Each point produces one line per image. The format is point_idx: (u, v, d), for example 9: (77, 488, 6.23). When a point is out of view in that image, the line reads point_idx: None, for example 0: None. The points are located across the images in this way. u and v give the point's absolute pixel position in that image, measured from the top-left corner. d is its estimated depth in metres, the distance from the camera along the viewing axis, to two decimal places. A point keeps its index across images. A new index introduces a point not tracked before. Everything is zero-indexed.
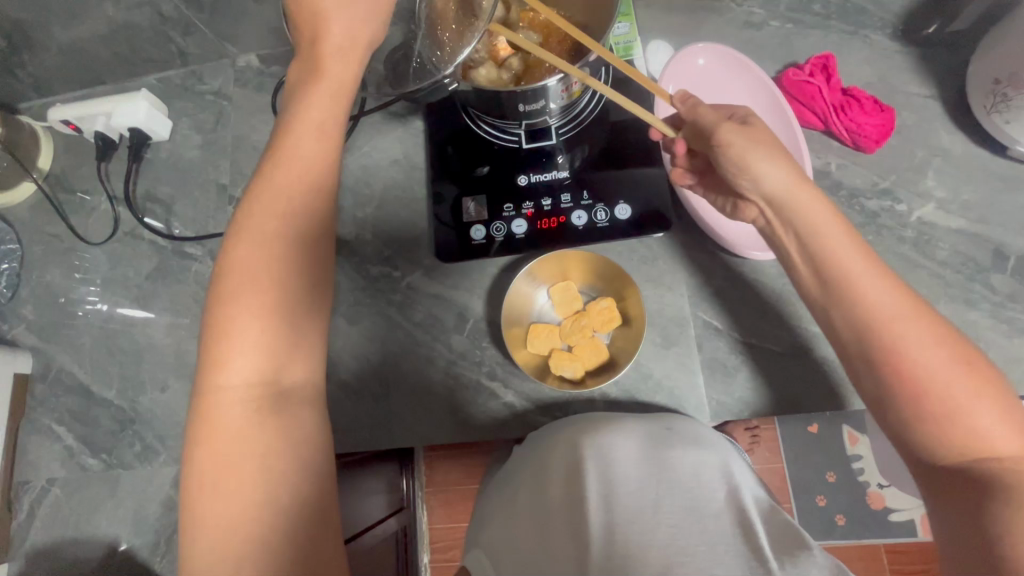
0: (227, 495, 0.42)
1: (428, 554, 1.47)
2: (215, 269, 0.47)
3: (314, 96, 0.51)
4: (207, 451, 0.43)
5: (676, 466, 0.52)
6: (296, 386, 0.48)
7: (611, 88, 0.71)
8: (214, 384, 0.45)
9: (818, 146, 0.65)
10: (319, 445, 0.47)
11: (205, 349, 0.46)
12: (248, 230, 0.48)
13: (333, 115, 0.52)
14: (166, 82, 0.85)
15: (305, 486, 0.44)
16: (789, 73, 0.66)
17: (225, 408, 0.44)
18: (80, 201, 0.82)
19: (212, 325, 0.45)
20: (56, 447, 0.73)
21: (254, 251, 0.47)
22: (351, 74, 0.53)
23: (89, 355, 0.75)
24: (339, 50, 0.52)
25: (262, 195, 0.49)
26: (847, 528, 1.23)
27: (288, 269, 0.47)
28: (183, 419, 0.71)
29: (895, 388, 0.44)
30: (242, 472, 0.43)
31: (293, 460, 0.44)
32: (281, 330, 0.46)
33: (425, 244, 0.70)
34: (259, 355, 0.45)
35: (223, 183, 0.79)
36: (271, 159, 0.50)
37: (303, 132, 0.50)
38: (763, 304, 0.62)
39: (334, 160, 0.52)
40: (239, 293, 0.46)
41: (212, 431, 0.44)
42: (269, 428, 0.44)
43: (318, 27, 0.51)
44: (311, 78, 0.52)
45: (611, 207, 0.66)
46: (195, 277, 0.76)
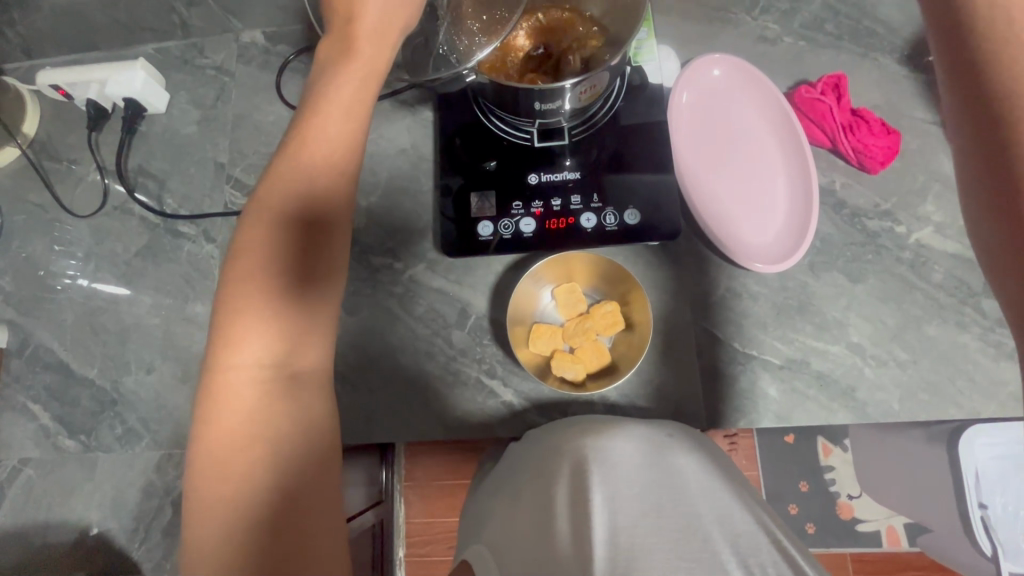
0: (232, 477, 0.41)
1: (404, 547, 1.46)
2: (230, 249, 0.47)
3: (344, 75, 0.50)
4: (212, 433, 0.42)
5: (679, 474, 0.52)
6: (307, 370, 0.47)
7: (626, 89, 0.70)
8: (224, 366, 0.44)
9: (824, 164, 0.67)
10: (326, 430, 0.45)
11: (216, 330, 0.45)
12: (265, 211, 0.47)
13: (361, 100, 0.50)
14: (164, 53, 0.82)
15: (310, 470, 0.43)
16: (801, 89, 0.67)
17: (232, 389, 0.43)
18: (67, 170, 0.79)
19: (224, 306, 0.45)
20: (31, 426, 0.70)
21: (269, 232, 0.47)
22: (384, 59, 0.52)
23: (70, 331, 0.72)
24: (374, 33, 0.50)
25: (280, 176, 0.48)
26: (817, 536, 1.26)
27: (305, 254, 0.47)
28: (167, 402, 0.68)
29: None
30: (247, 453, 0.42)
31: (300, 440, 0.43)
32: (295, 316, 0.46)
33: (429, 235, 0.69)
34: (272, 337, 0.45)
35: (221, 162, 0.77)
36: (293, 139, 0.49)
37: (329, 111, 0.49)
38: (765, 316, 0.63)
39: (359, 146, 0.50)
40: (252, 274, 0.45)
41: (217, 413, 0.43)
42: (277, 411, 0.43)
43: (354, 7, 0.50)
44: (344, 57, 0.50)
45: (620, 211, 0.66)
46: (186, 257, 0.73)
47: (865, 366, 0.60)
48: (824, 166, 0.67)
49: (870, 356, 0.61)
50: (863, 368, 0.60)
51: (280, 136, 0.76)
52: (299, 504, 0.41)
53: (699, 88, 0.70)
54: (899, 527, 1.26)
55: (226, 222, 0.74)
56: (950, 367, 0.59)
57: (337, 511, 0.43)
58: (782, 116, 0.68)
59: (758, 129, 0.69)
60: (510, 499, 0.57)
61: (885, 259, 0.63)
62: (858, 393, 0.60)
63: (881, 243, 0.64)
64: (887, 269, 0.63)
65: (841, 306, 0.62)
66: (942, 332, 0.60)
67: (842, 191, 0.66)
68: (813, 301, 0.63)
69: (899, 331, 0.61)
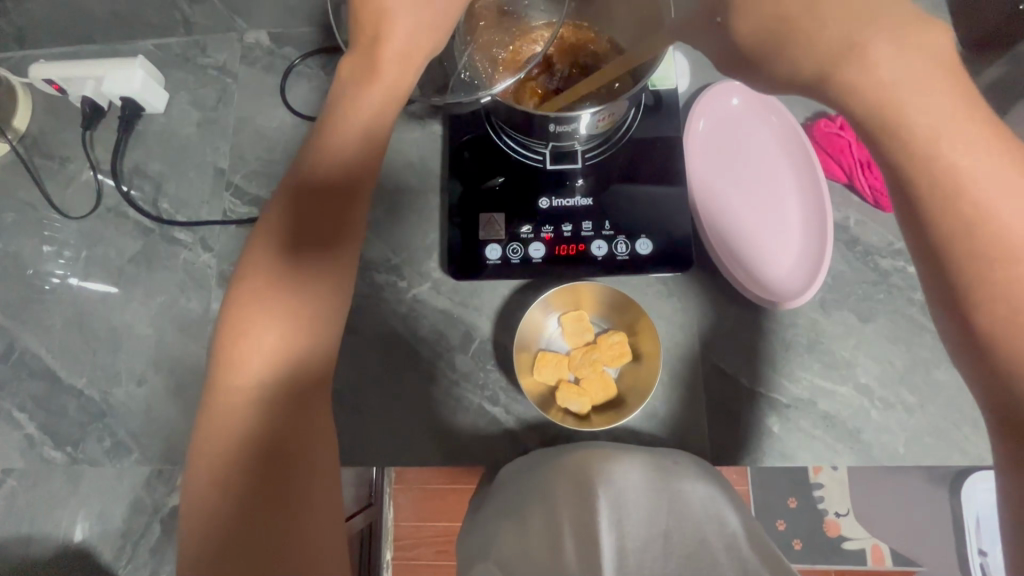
0: (229, 500, 0.41)
1: (391, 550, 1.45)
2: (238, 269, 0.47)
3: (363, 95, 0.48)
4: (211, 454, 0.42)
5: (684, 498, 0.52)
6: (309, 394, 0.45)
7: (642, 116, 0.69)
8: (225, 387, 0.44)
9: (839, 199, 0.66)
10: (325, 458, 0.44)
11: (220, 350, 0.45)
12: (278, 232, 0.47)
13: (378, 123, 0.49)
14: (164, 49, 0.79)
15: (307, 499, 0.41)
16: (821, 123, 0.67)
17: (232, 411, 0.43)
18: (59, 168, 0.76)
19: (229, 326, 0.45)
20: (16, 434, 0.67)
21: (275, 255, 0.46)
22: (407, 79, 0.50)
23: (59, 337, 0.70)
24: (399, 53, 0.48)
25: (291, 199, 0.47)
26: (802, 553, 1.27)
27: (314, 280, 0.46)
28: (158, 416, 0.67)
29: (994, 269, 0.34)
30: (241, 477, 0.41)
31: (299, 472, 0.42)
32: (301, 341, 0.45)
33: (435, 254, 0.68)
34: (274, 360, 0.44)
35: (221, 167, 0.74)
36: (306, 160, 0.48)
37: (345, 134, 0.48)
38: (773, 353, 0.62)
39: (372, 166, 0.49)
40: (257, 296, 0.45)
41: (215, 433, 0.43)
42: (275, 438, 0.42)
43: (380, 26, 0.48)
44: (365, 77, 0.48)
45: (632, 240, 0.64)
46: (182, 265, 0.71)
47: (872, 408, 0.60)
48: (839, 201, 0.66)
49: (877, 398, 0.60)
50: (870, 410, 0.60)
51: (283, 143, 0.74)
52: (295, 533, 0.40)
53: (717, 116, 0.69)
54: (883, 546, 1.27)
55: (224, 230, 0.72)
56: (956, 412, 0.59)
57: (332, 548, 0.41)
58: (800, 149, 0.67)
59: (772, 157, 0.68)
60: (508, 519, 0.55)
61: (896, 299, 0.63)
62: (864, 435, 0.59)
63: (893, 283, 0.63)
64: (898, 309, 0.62)
65: (850, 345, 0.62)
66: (950, 376, 0.60)
67: (855, 228, 0.65)
68: (822, 339, 0.62)
69: (906, 373, 0.61)
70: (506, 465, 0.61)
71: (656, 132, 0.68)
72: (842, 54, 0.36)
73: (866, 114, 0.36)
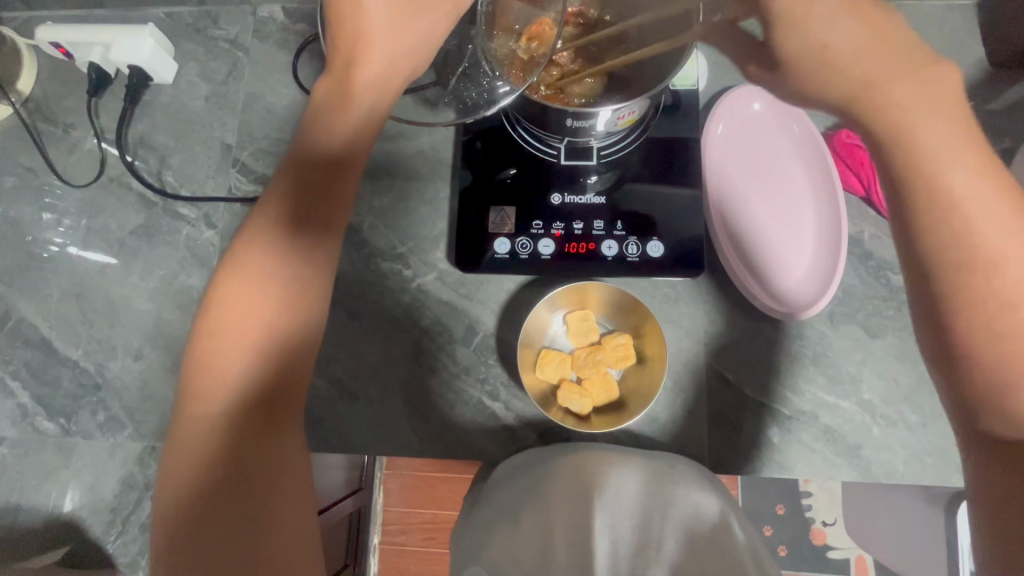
0: (198, 513, 0.42)
1: (379, 535, 1.46)
2: (205, 298, 0.48)
3: (337, 118, 0.49)
4: (178, 475, 0.44)
5: (678, 502, 0.52)
6: (278, 411, 0.46)
7: (661, 117, 0.67)
8: (193, 412, 0.45)
9: (854, 213, 0.65)
10: (293, 468, 0.45)
11: (188, 377, 0.46)
12: (248, 254, 0.47)
13: (356, 148, 0.50)
14: (175, 18, 0.77)
15: (277, 505, 0.43)
16: (842, 133, 0.66)
17: (201, 426, 0.45)
18: (62, 134, 0.74)
19: (196, 355, 0.46)
20: (9, 403, 0.67)
21: (241, 284, 0.47)
22: (382, 107, 0.51)
23: (56, 308, 0.69)
24: (375, 77, 0.49)
25: (261, 228, 0.48)
26: (787, 559, 1.27)
27: (283, 301, 0.47)
28: (155, 393, 0.66)
29: (969, 278, 0.39)
30: (209, 487, 0.43)
31: (265, 483, 0.43)
32: (271, 358, 0.47)
33: (443, 245, 0.67)
34: (241, 384, 0.46)
35: (229, 143, 0.73)
36: (280, 187, 0.49)
37: (318, 159, 0.49)
38: (779, 364, 0.61)
39: (347, 191, 0.50)
40: (224, 325, 0.46)
41: (185, 446, 0.44)
42: (245, 446, 0.44)
43: (357, 49, 0.48)
44: (339, 100, 0.49)
45: (643, 241, 0.64)
46: (185, 241, 0.70)
47: (874, 424, 0.60)
48: (854, 214, 0.65)
49: (880, 415, 0.60)
50: (872, 426, 0.60)
51: (292, 123, 0.73)
52: (264, 539, 0.42)
53: (738, 121, 0.68)
54: (868, 557, 1.27)
55: (229, 208, 0.71)
56: None
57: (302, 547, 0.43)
58: (819, 159, 0.66)
59: (791, 168, 0.67)
60: (506, 518, 0.55)
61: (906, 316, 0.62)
62: (864, 451, 0.59)
63: (903, 300, 0.63)
64: (907, 327, 0.62)
65: (856, 360, 0.61)
66: None
67: (869, 242, 0.64)
68: (828, 353, 0.62)
69: (911, 393, 0.60)
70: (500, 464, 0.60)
71: (673, 133, 0.67)
72: (863, 89, 0.41)
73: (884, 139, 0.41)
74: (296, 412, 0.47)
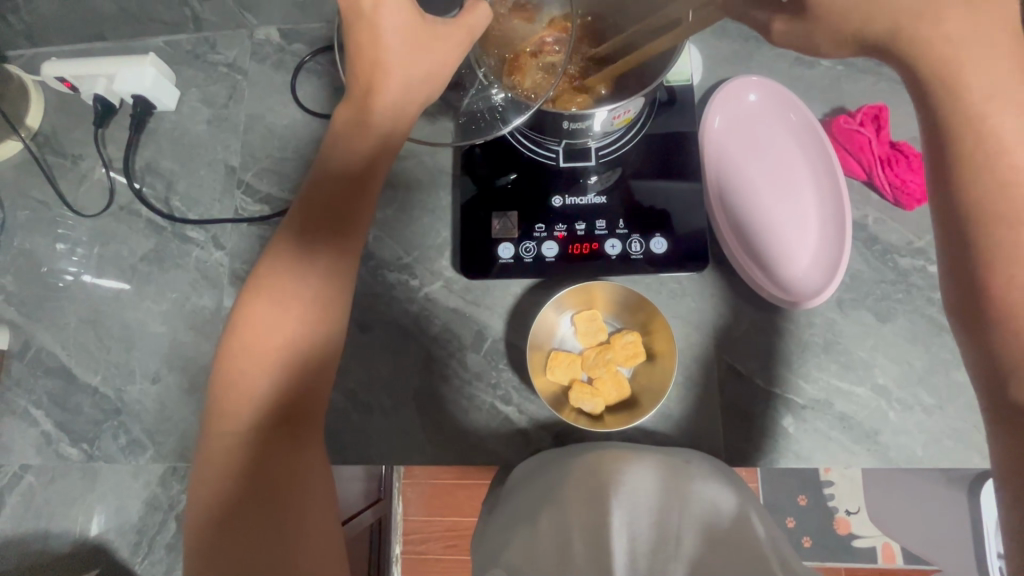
0: (219, 522, 0.43)
1: (401, 544, 1.46)
2: (230, 318, 0.49)
3: (354, 145, 0.50)
4: (207, 488, 0.45)
5: (692, 497, 0.52)
6: (302, 428, 0.47)
7: (657, 113, 0.68)
8: (221, 428, 0.46)
9: (858, 197, 0.65)
10: (316, 479, 0.46)
11: (215, 395, 0.47)
12: (271, 276, 0.49)
13: (372, 169, 0.51)
14: (174, 46, 0.79)
15: (300, 516, 0.44)
16: (840, 119, 0.65)
17: (225, 445, 0.46)
18: (71, 166, 0.76)
19: (223, 372, 0.47)
20: (31, 432, 0.68)
21: (265, 304, 0.48)
22: (397, 130, 0.52)
23: (74, 336, 0.70)
24: (392, 102, 0.50)
25: (281, 251, 0.49)
26: (813, 550, 1.27)
27: (305, 320, 0.48)
28: (173, 414, 0.67)
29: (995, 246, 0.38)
30: (236, 498, 0.44)
31: (290, 495, 0.44)
32: (293, 380, 0.48)
33: (448, 253, 0.67)
34: (266, 402, 0.47)
35: (232, 165, 0.74)
36: (301, 210, 0.50)
37: (336, 183, 0.50)
38: (789, 353, 0.61)
39: (365, 209, 0.51)
40: (248, 344, 0.47)
41: (212, 460, 0.46)
42: (269, 469, 0.45)
43: (375, 78, 0.49)
44: (357, 129, 0.50)
45: (646, 239, 0.64)
46: (194, 264, 0.71)
47: (890, 409, 0.59)
48: (858, 199, 0.65)
49: (895, 400, 0.59)
50: (887, 411, 0.59)
51: (294, 142, 0.74)
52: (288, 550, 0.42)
53: (733, 115, 0.68)
54: (894, 543, 1.27)
55: (236, 228, 0.72)
56: (978, 414, 0.58)
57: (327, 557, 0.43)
58: (819, 147, 0.66)
59: (790, 157, 0.67)
60: (525, 522, 0.55)
61: (916, 298, 0.62)
62: (882, 437, 0.59)
63: (912, 282, 0.62)
64: (918, 309, 0.61)
65: (867, 345, 0.61)
66: None
67: (874, 226, 0.64)
68: (839, 340, 0.61)
69: (926, 375, 0.60)
70: (517, 466, 0.61)
71: (671, 130, 0.67)
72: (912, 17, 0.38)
73: (927, 73, 0.39)
74: (317, 432, 0.48)
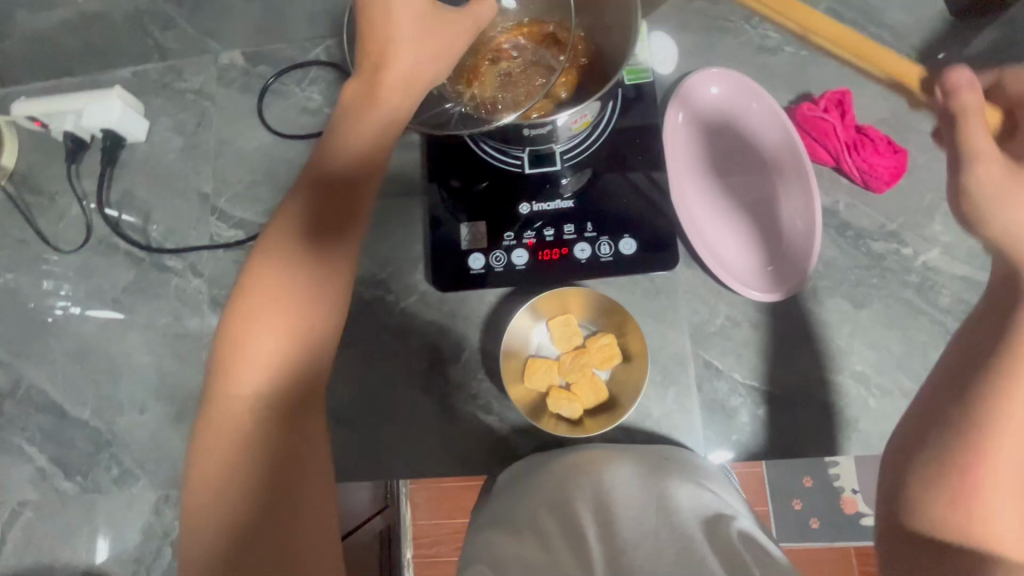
0: (224, 486, 0.44)
1: (412, 549, 1.48)
2: (237, 281, 0.49)
3: (361, 120, 0.50)
4: (210, 449, 0.46)
5: (670, 492, 0.52)
6: (307, 409, 0.48)
7: (621, 112, 0.67)
8: (224, 391, 0.47)
9: (827, 184, 0.64)
10: (319, 460, 0.47)
11: (220, 355, 0.47)
12: (279, 245, 0.49)
13: (378, 145, 0.51)
14: (141, 76, 0.79)
15: (304, 493, 0.45)
16: (804, 106, 0.64)
17: (232, 410, 0.46)
18: (49, 203, 0.77)
19: (229, 334, 0.48)
20: (28, 467, 0.70)
21: (272, 272, 0.48)
22: (404, 107, 0.52)
23: (63, 372, 0.72)
24: (400, 78, 0.50)
25: (288, 220, 0.49)
26: (820, 531, 1.29)
27: (315, 296, 0.48)
28: (162, 443, 0.68)
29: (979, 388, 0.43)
30: (242, 467, 0.45)
31: (296, 472, 0.46)
32: (296, 358, 0.48)
33: (422, 267, 0.68)
34: (272, 376, 0.47)
35: (205, 192, 0.75)
36: (306, 179, 0.50)
37: (339, 157, 0.50)
38: (766, 345, 0.61)
39: (371, 185, 0.51)
40: (257, 310, 0.47)
41: (217, 424, 0.46)
42: (277, 440, 0.46)
43: (386, 53, 0.50)
44: (365, 103, 0.51)
45: (615, 240, 0.64)
46: (174, 292, 0.72)
47: (869, 396, 0.59)
48: (827, 185, 0.64)
49: (874, 386, 0.59)
50: (867, 398, 0.59)
51: (265, 165, 0.74)
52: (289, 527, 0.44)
53: (697, 108, 0.67)
54: None
55: (212, 255, 0.72)
56: None
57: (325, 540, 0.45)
58: (783, 137, 0.65)
59: (756, 146, 0.66)
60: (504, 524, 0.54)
61: (891, 283, 0.61)
62: (862, 424, 0.59)
63: (886, 266, 0.62)
64: (893, 294, 0.61)
65: (844, 333, 0.61)
66: None
67: (845, 212, 0.63)
68: (816, 329, 0.61)
69: (903, 359, 0.59)
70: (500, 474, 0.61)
71: (636, 127, 0.67)
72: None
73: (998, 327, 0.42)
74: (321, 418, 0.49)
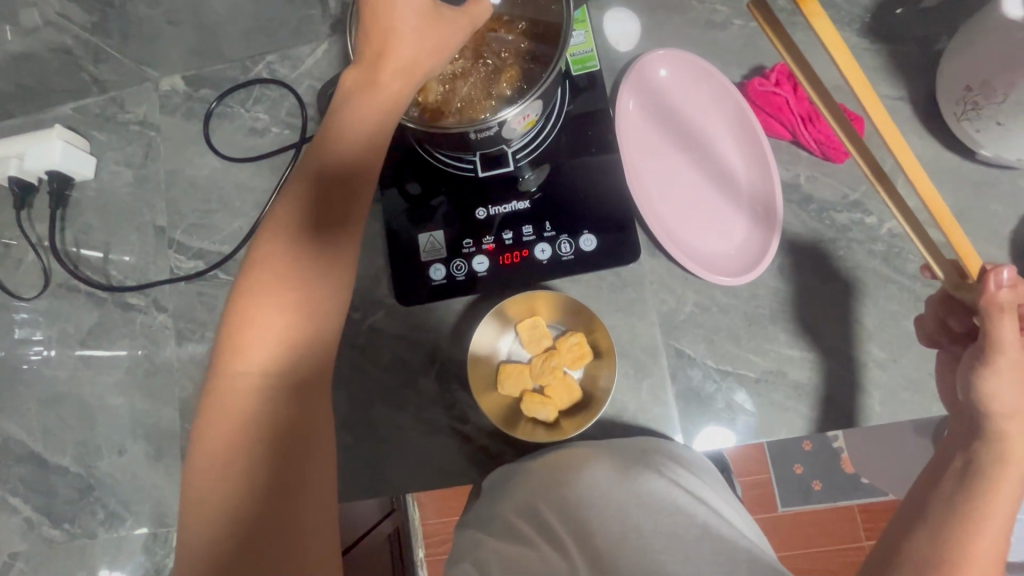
0: (225, 471, 0.43)
1: (423, 549, 1.49)
2: (243, 262, 0.48)
3: (360, 108, 0.48)
4: (213, 429, 0.44)
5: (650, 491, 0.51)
6: (311, 408, 0.46)
7: (570, 106, 0.66)
8: (229, 373, 0.45)
9: (786, 158, 0.63)
10: (322, 460, 0.46)
11: (227, 335, 0.46)
12: (282, 235, 0.47)
13: (375, 136, 0.49)
14: (83, 112, 0.77)
15: (303, 492, 0.44)
16: (755, 82, 0.63)
17: (236, 393, 0.45)
18: (3, 251, 0.75)
19: (235, 315, 0.46)
20: (15, 519, 0.70)
21: (276, 259, 0.47)
22: (404, 96, 0.50)
23: (37, 421, 0.71)
24: (402, 65, 0.48)
25: (291, 205, 0.48)
26: (823, 493, 1.29)
27: (317, 292, 0.47)
28: (145, 483, 0.68)
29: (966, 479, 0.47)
30: (244, 457, 0.44)
31: (298, 469, 0.44)
32: (301, 353, 0.47)
33: (384, 282, 0.66)
34: (275, 367, 0.46)
35: (161, 226, 0.73)
36: (307, 164, 0.49)
37: (337, 145, 0.48)
38: (736, 328, 0.61)
39: (369, 179, 0.50)
40: (264, 296, 0.46)
41: (222, 406, 0.45)
42: (281, 431, 0.45)
43: (388, 38, 0.48)
44: (365, 89, 0.48)
45: (575, 238, 0.63)
46: (140, 330, 0.71)
47: (844, 370, 0.59)
48: (787, 159, 0.63)
49: (848, 360, 0.59)
50: (841, 373, 0.59)
51: (218, 192, 0.73)
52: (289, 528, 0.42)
53: (648, 93, 0.66)
54: None
55: (174, 288, 0.71)
56: (932, 362, 0.57)
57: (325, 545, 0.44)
58: (738, 113, 0.64)
59: (713, 124, 0.65)
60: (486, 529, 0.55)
61: (858, 254, 0.60)
62: (839, 399, 0.58)
63: (852, 237, 0.61)
64: (860, 264, 0.60)
65: (815, 309, 0.60)
66: None
67: (807, 184, 0.62)
68: (786, 308, 0.60)
69: (875, 331, 0.59)
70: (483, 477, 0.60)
71: (588, 118, 0.66)
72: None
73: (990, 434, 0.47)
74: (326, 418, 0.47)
